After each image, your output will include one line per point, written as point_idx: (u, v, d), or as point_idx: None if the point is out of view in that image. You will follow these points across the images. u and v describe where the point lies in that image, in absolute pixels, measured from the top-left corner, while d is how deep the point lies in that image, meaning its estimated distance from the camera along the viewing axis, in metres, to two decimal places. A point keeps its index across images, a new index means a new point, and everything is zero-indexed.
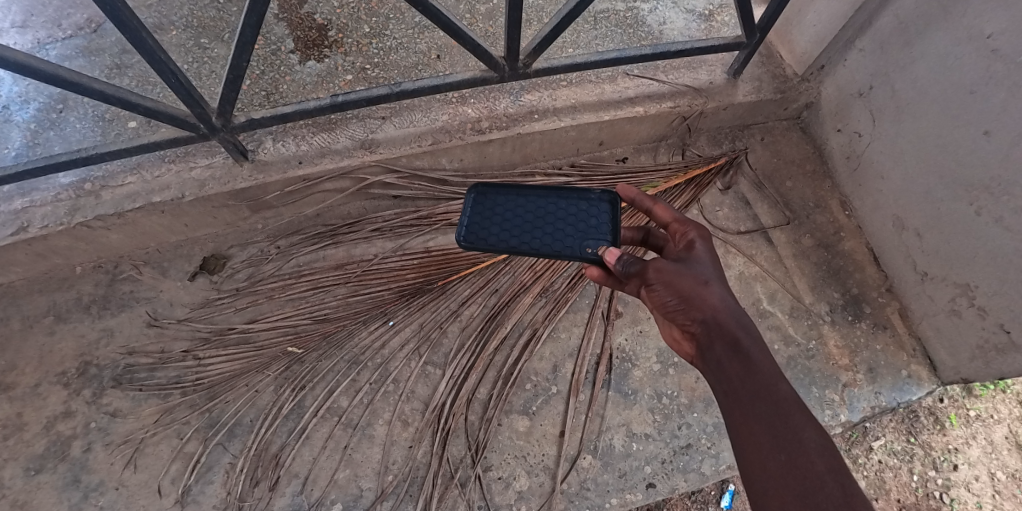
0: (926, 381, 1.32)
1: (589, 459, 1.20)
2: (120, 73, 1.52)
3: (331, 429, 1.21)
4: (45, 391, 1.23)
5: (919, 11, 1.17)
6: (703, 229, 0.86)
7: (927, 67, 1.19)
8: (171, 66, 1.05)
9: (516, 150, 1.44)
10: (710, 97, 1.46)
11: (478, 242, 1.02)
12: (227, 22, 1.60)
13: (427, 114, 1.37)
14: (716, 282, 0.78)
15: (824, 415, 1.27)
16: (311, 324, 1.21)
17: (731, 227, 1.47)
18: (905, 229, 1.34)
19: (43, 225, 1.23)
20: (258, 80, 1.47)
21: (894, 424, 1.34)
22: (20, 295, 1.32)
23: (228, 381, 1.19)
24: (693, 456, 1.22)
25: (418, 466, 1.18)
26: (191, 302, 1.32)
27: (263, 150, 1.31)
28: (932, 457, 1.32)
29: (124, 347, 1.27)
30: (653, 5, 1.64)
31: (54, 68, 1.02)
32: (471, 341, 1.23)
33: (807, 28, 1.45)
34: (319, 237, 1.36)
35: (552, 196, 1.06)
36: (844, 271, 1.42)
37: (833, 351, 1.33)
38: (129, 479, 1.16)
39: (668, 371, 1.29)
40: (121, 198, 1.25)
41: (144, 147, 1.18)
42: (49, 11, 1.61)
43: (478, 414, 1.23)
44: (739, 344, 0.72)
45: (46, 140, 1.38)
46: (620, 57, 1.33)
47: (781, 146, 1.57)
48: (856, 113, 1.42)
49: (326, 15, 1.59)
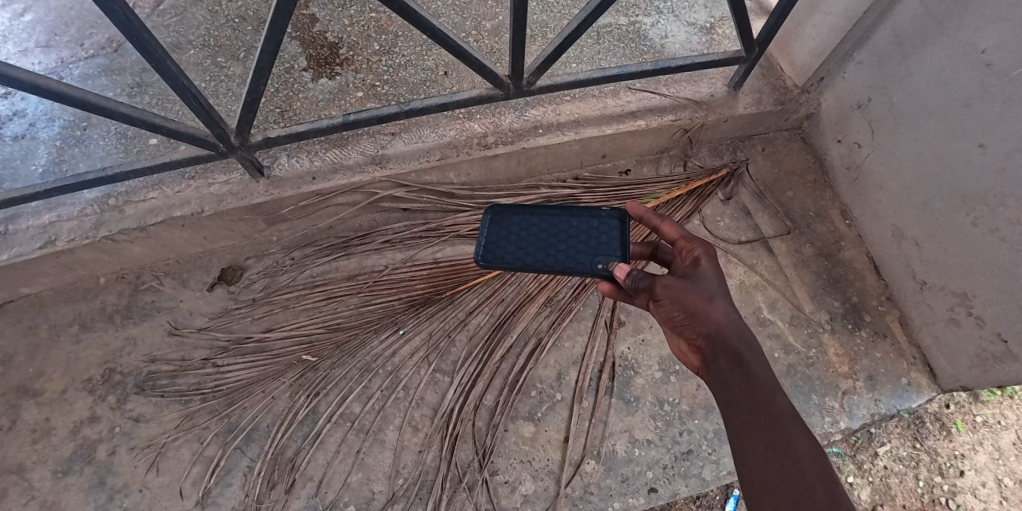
0: (926, 388, 1.34)
1: (593, 464, 1.24)
2: (140, 91, 1.58)
3: (344, 434, 1.26)
4: (72, 397, 1.29)
5: (916, 26, 1.20)
6: (709, 246, 0.89)
7: (924, 80, 1.21)
8: (193, 91, 1.11)
9: (521, 163, 1.48)
10: (711, 110, 1.50)
11: (495, 261, 1.07)
12: (243, 41, 1.66)
13: (435, 130, 1.42)
14: (721, 298, 0.81)
15: (824, 422, 1.30)
16: (325, 333, 1.25)
17: (733, 237, 1.50)
18: (904, 238, 1.36)
19: (70, 238, 1.29)
20: (272, 98, 1.52)
21: (899, 430, 1.33)
22: (47, 305, 1.38)
23: (245, 388, 1.24)
24: (694, 462, 1.25)
25: (428, 470, 1.22)
26: (210, 312, 1.38)
27: (278, 166, 1.37)
28: (939, 463, 1.30)
29: (147, 355, 1.33)
30: (654, 20, 1.68)
31: (83, 94, 1.08)
32: (478, 350, 1.27)
33: (806, 42, 1.48)
34: (332, 248, 1.41)
35: (565, 214, 1.10)
36: (844, 280, 1.45)
37: (833, 358, 1.36)
38: (152, 481, 1.22)
39: (670, 379, 1.33)
40: (144, 213, 1.31)
41: (166, 165, 1.24)
42: (72, 32, 1.68)
43: (485, 420, 1.27)
44: (742, 358, 0.75)
45: (71, 157, 1.45)
46: (622, 74, 1.37)
47: (781, 157, 1.60)
48: (855, 124, 1.44)
49: (338, 33, 1.65)
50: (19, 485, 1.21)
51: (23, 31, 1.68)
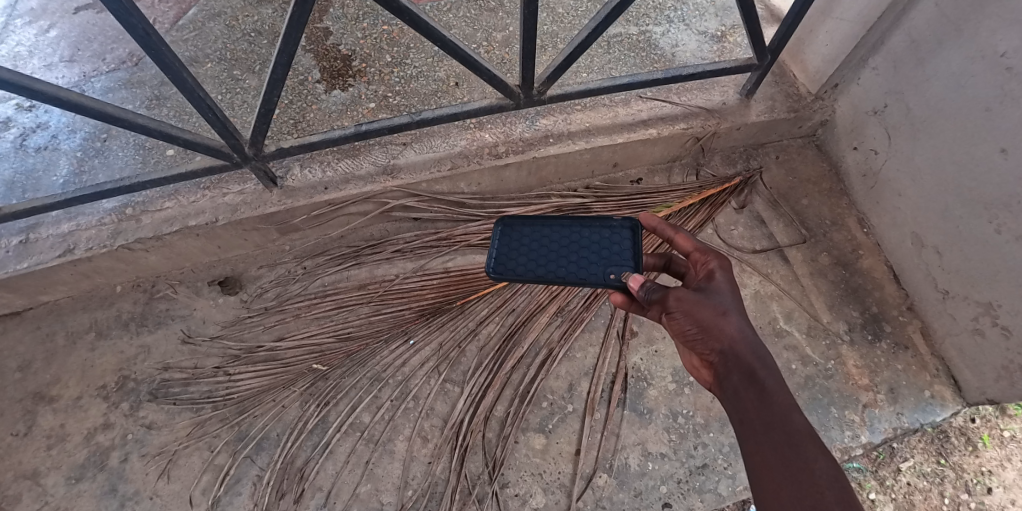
0: (950, 401, 1.30)
1: (605, 477, 1.21)
2: (159, 104, 1.61)
3: (353, 444, 1.25)
4: (87, 403, 1.30)
5: (932, 29, 1.18)
6: (723, 259, 0.87)
7: (942, 85, 1.19)
8: (209, 103, 1.12)
9: (532, 173, 1.48)
10: (723, 118, 1.48)
11: (507, 272, 1.06)
12: (258, 55, 1.69)
13: (446, 140, 1.43)
14: (735, 313, 0.79)
15: (843, 436, 1.26)
16: (335, 342, 1.25)
17: (747, 246, 1.48)
18: (924, 246, 1.33)
19: (88, 247, 1.31)
20: (286, 109, 1.55)
21: (923, 444, 1.27)
22: (65, 313, 1.41)
23: (256, 396, 1.24)
24: (709, 476, 1.22)
25: (437, 481, 1.21)
26: (222, 320, 1.39)
27: (292, 176, 1.38)
28: (965, 480, 1.24)
29: (161, 363, 1.34)
30: (665, 29, 1.68)
31: (102, 106, 1.09)
32: (489, 360, 1.25)
33: (819, 48, 1.47)
34: (343, 258, 1.41)
35: (576, 225, 1.09)
36: (862, 289, 1.42)
37: (852, 371, 1.32)
38: (162, 489, 1.22)
39: (684, 391, 1.30)
40: (160, 222, 1.33)
41: (182, 175, 1.25)
42: (95, 46, 1.72)
43: (495, 432, 1.25)
44: (756, 375, 0.73)
45: (90, 168, 1.48)
46: (632, 83, 1.37)
47: (795, 165, 1.58)
48: (871, 131, 1.42)
49: (351, 46, 1.67)
50: (33, 490, 1.22)
51: (48, 46, 1.73)
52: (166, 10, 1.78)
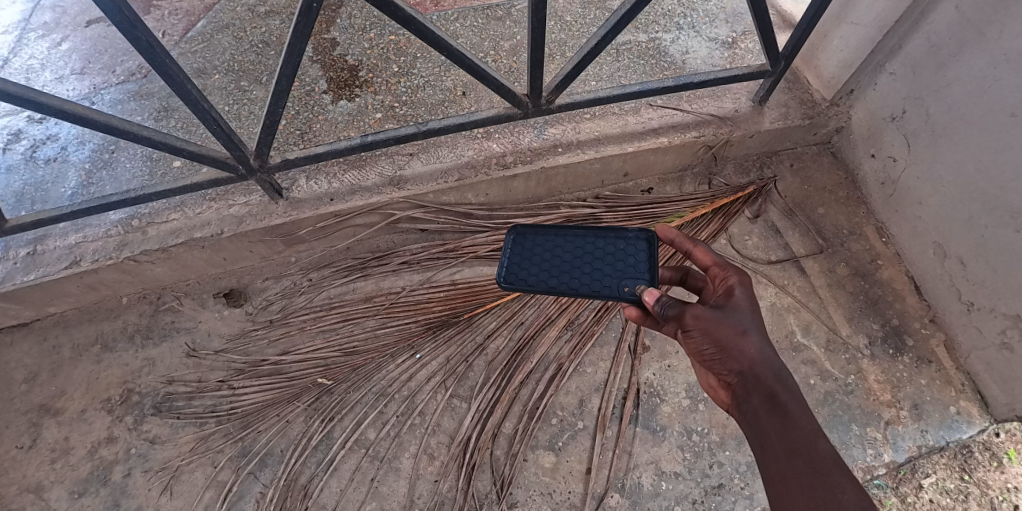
0: (976, 418, 1.24)
1: (617, 497, 1.18)
2: (166, 116, 1.61)
3: (358, 461, 1.22)
4: (91, 416, 1.29)
5: (952, 33, 1.15)
6: (743, 274, 0.83)
7: (965, 89, 1.15)
8: (213, 114, 1.10)
9: (540, 184, 1.46)
10: (736, 125, 1.45)
11: (518, 283, 1.03)
12: (265, 65, 1.69)
13: (453, 150, 1.41)
14: (755, 332, 0.75)
15: (865, 454, 1.21)
16: (341, 356, 1.22)
17: (762, 257, 1.44)
18: (947, 256, 1.29)
19: (94, 259, 1.30)
20: (292, 120, 1.54)
21: (946, 461, 1.20)
22: (71, 324, 1.40)
23: (260, 411, 1.21)
24: (725, 497, 1.18)
25: (444, 500, 1.18)
26: (227, 333, 1.37)
27: (297, 188, 1.37)
28: (991, 497, 1.17)
29: (165, 376, 1.32)
30: (675, 36, 1.66)
31: (107, 118, 1.07)
32: (496, 375, 1.22)
33: (834, 53, 1.43)
34: (349, 269, 1.39)
35: (590, 236, 1.06)
36: (883, 301, 1.37)
37: (874, 386, 1.28)
38: (165, 505, 1.20)
39: (698, 407, 1.26)
40: (166, 234, 1.32)
41: (187, 187, 1.24)
42: (105, 59, 1.73)
43: (504, 449, 1.22)
44: (777, 398, 0.70)
45: (98, 180, 1.47)
46: (643, 90, 1.33)
47: (810, 173, 1.54)
48: (889, 137, 1.38)
49: (358, 56, 1.66)
50: (36, 505, 1.20)
51: (60, 59, 1.74)
52: (175, 22, 1.78)
